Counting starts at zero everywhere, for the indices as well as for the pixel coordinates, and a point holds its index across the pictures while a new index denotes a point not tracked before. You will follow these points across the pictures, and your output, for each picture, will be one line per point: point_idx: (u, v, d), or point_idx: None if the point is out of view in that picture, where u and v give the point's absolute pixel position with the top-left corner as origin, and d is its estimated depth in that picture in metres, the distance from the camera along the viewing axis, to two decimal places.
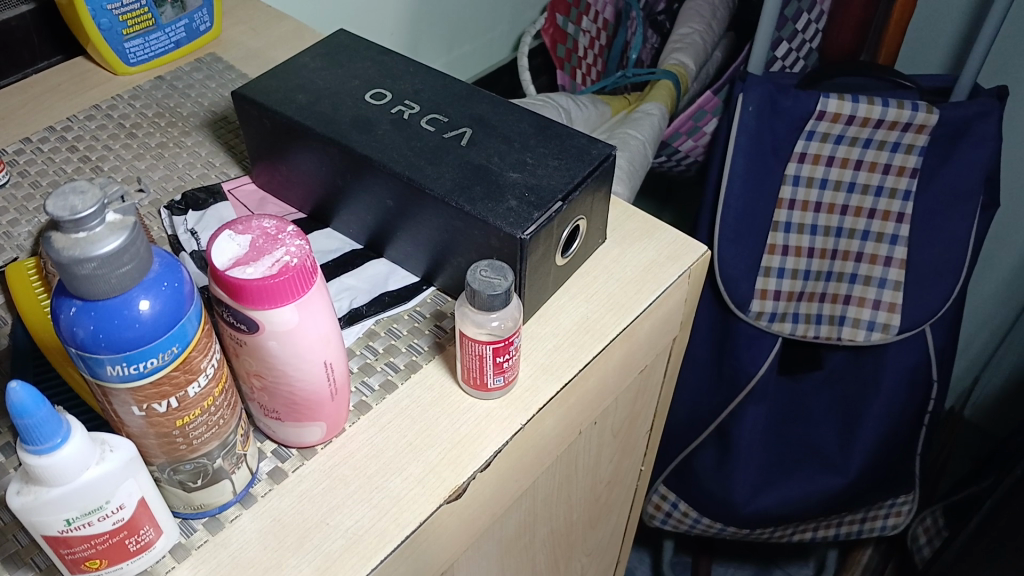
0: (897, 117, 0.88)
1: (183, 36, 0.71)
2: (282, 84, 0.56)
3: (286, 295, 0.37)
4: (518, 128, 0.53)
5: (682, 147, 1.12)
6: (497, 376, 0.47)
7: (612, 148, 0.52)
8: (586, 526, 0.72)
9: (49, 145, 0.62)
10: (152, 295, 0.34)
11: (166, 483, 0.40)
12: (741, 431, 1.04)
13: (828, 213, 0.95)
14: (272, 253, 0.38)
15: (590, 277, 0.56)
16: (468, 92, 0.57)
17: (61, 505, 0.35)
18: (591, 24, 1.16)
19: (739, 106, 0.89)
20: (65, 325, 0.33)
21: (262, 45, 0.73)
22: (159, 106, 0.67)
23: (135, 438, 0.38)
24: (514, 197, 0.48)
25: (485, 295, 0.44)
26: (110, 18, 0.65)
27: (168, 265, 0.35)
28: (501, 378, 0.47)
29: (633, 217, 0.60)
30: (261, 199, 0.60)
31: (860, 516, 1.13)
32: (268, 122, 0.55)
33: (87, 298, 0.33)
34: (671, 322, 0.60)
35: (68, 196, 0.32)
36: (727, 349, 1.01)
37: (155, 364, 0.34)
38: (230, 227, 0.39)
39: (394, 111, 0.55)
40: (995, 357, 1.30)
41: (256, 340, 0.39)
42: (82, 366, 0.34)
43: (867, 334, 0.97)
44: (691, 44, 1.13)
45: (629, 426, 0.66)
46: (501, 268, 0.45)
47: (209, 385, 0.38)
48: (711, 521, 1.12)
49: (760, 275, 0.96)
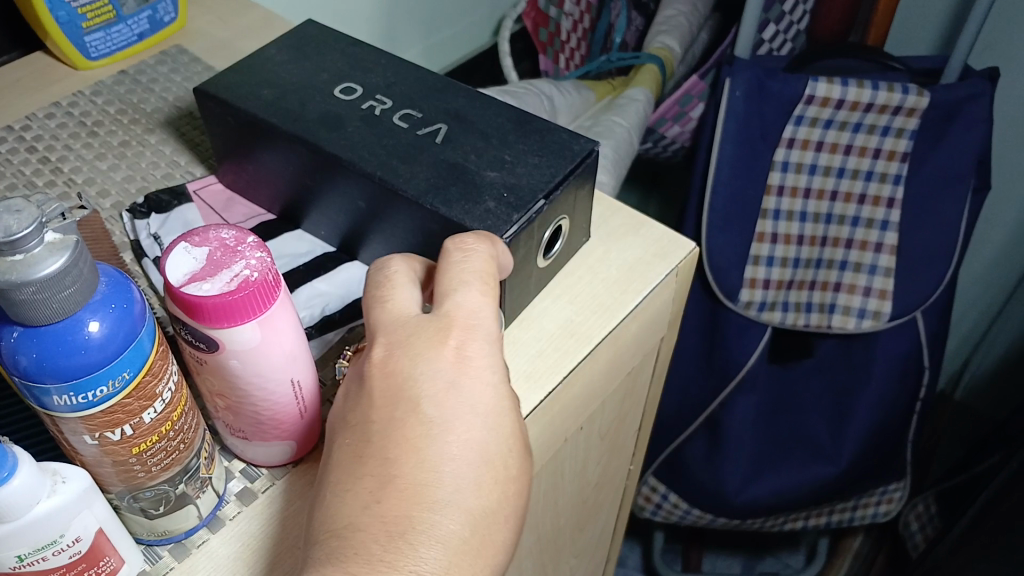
0: (886, 101, 0.86)
1: (147, 27, 0.68)
2: (247, 79, 0.54)
3: (245, 312, 0.35)
4: (496, 123, 0.51)
5: (669, 133, 1.09)
6: None
7: (596, 143, 0.50)
8: (574, 530, 0.70)
9: (7, 146, 0.59)
10: (99, 318, 0.31)
11: (126, 511, 0.38)
12: (732, 421, 1.02)
13: (817, 199, 0.92)
14: (231, 267, 0.35)
15: (574, 277, 0.54)
16: (443, 86, 0.54)
17: (10, 542, 0.32)
18: (574, 7, 1.13)
19: (726, 91, 0.88)
20: (6, 352, 0.31)
21: (230, 36, 0.70)
22: (122, 102, 0.64)
23: (89, 467, 0.35)
24: (492, 198, 0.46)
25: None
26: (68, 10, 0.62)
27: (117, 284, 0.33)
28: None
29: (618, 213, 0.58)
30: (228, 200, 0.57)
31: (852, 503, 1.11)
32: (232, 119, 0.52)
33: (28, 323, 0.31)
34: (659, 321, 0.58)
35: (2, 215, 0.29)
36: (717, 339, 0.99)
37: (105, 391, 0.32)
38: (186, 239, 0.37)
39: (365, 106, 0.52)
40: (986, 340, 1.28)
41: (217, 359, 0.37)
42: (27, 394, 0.32)
43: (858, 322, 0.94)
44: (676, 26, 1.10)
45: (616, 428, 0.64)
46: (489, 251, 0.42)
47: (167, 410, 0.36)
48: (702, 512, 1.10)
49: (749, 264, 0.94)
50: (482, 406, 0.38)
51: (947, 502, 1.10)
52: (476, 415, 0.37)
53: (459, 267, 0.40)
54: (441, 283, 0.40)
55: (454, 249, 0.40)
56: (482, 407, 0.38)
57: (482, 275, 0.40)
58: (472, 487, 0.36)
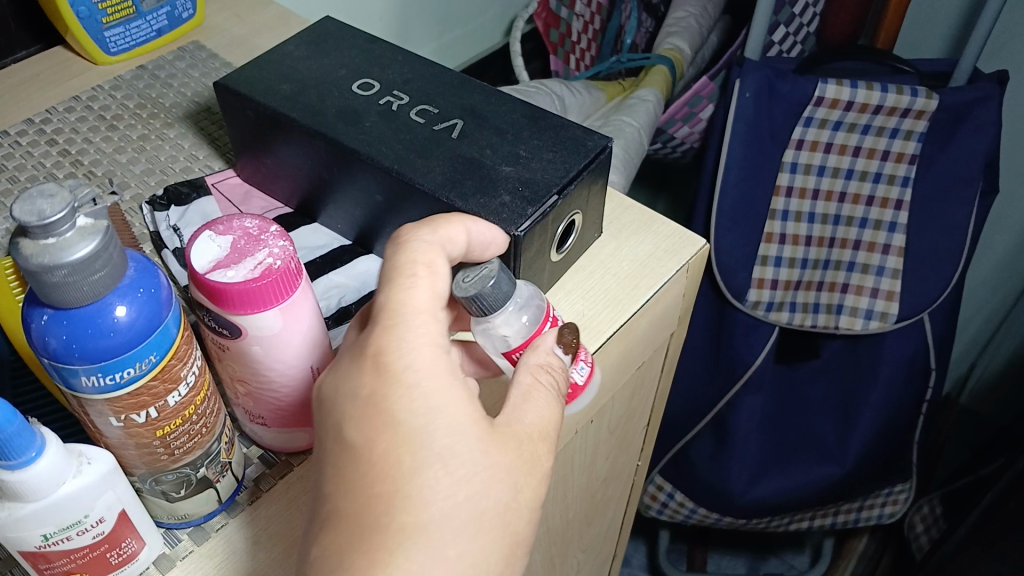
0: (896, 103, 0.87)
1: (166, 23, 0.69)
2: (266, 74, 0.54)
3: (267, 298, 0.36)
4: (510, 119, 0.52)
5: (678, 133, 1.10)
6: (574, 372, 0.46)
7: (609, 140, 0.51)
8: (582, 523, 0.71)
9: (28, 138, 0.60)
10: (127, 302, 0.32)
11: (148, 493, 0.39)
12: (739, 421, 1.03)
13: (826, 200, 0.93)
14: (255, 255, 0.36)
15: (585, 272, 0.54)
16: (459, 82, 0.55)
17: (37, 521, 0.33)
18: (585, 8, 1.13)
19: (736, 93, 0.88)
20: (36, 334, 0.32)
21: (247, 32, 0.71)
22: (140, 96, 0.65)
23: (113, 449, 0.36)
24: (507, 192, 0.47)
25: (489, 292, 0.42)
26: (89, 6, 0.63)
27: (145, 270, 0.34)
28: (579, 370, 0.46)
29: (630, 209, 0.59)
30: (246, 193, 0.58)
31: (857, 504, 1.12)
32: (251, 113, 0.53)
33: (59, 306, 0.31)
34: (669, 317, 0.59)
35: (36, 199, 0.30)
36: (724, 339, 1.00)
37: (132, 373, 0.33)
38: (211, 227, 0.38)
39: (382, 102, 0.53)
40: (992, 344, 1.28)
41: (239, 345, 0.38)
42: (55, 376, 0.33)
43: (865, 323, 0.95)
44: (687, 28, 1.11)
45: (626, 423, 0.65)
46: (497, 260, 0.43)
47: (190, 394, 0.37)
48: (707, 511, 1.11)
49: (757, 264, 0.95)
50: (426, 386, 0.37)
51: (952, 504, 1.10)
52: (420, 398, 0.37)
53: (401, 261, 0.40)
54: (385, 277, 0.40)
55: (398, 246, 0.40)
56: (426, 388, 0.37)
57: (419, 259, 0.40)
58: (429, 471, 0.36)
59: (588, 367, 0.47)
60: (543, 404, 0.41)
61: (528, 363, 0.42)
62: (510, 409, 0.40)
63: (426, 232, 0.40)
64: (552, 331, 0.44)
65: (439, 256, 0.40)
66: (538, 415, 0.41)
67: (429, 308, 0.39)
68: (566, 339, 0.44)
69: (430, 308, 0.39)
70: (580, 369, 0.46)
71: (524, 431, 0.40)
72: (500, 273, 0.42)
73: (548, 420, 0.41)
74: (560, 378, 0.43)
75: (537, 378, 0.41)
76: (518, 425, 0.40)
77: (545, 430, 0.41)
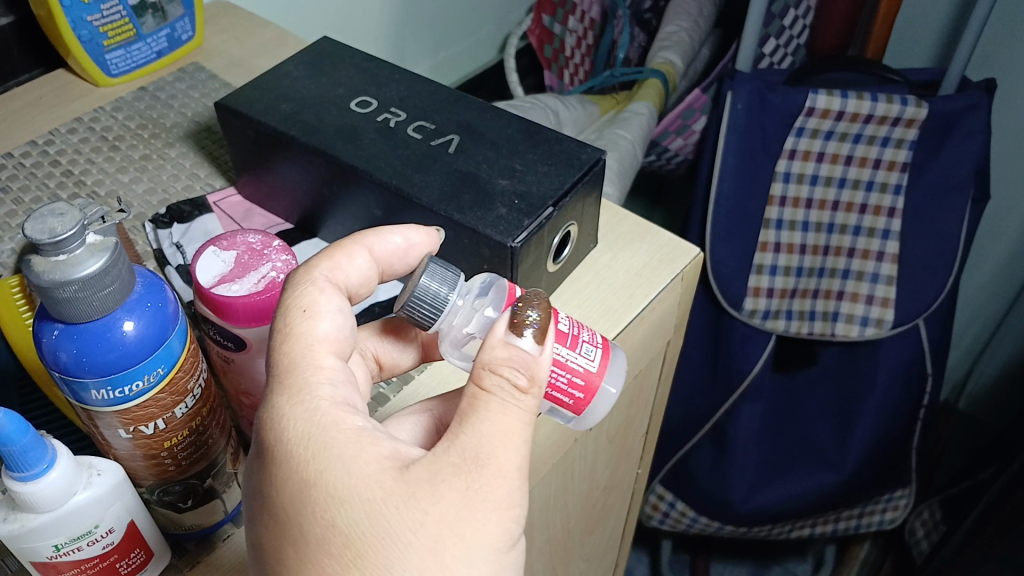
0: (886, 112, 0.88)
1: (165, 45, 0.70)
2: (266, 93, 0.56)
3: (271, 310, 0.38)
4: (506, 134, 0.53)
5: (672, 146, 1.11)
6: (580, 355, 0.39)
7: (602, 153, 0.52)
8: (583, 532, 0.71)
9: (31, 160, 0.61)
10: (135, 317, 0.33)
11: (156, 504, 0.40)
12: (738, 429, 1.04)
13: (819, 209, 0.94)
14: (259, 269, 0.39)
15: (582, 283, 0.55)
16: (454, 99, 0.56)
17: (48, 531, 0.34)
18: (577, 24, 1.15)
19: (728, 104, 0.90)
20: (47, 348, 0.33)
21: (245, 53, 0.73)
22: (142, 117, 0.66)
23: (122, 460, 0.37)
24: (503, 205, 0.48)
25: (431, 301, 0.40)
26: (90, 30, 0.63)
27: (152, 285, 0.35)
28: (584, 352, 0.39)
29: (624, 220, 0.60)
30: (247, 210, 0.59)
31: (857, 511, 1.12)
32: (252, 132, 0.54)
33: (70, 321, 0.32)
34: (665, 325, 0.60)
35: (47, 218, 0.31)
36: (722, 348, 1.00)
37: (140, 386, 0.34)
38: (215, 244, 0.40)
39: (380, 119, 0.54)
40: (987, 351, 1.28)
41: (243, 356, 0.40)
42: (66, 389, 0.34)
43: (861, 330, 0.95)
44: (678, 42, 1.13)
45: (625, 431, 0.66)
46: (427, 259, 0.41)
47: (196, 406, 0.37)
48: (709, 520, 1.11)
49: (753, 273, 0.95)
50: (318, 424, 0.34)
51: (952, 509, 1.11)
52: (312, 440, 0.34)
53: (287, 316, 0.37)
54: (274, 337, 0.37)
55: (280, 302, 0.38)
56: (319, 426, 0.34)
57: (306, 289, 0.37)
58: (340, 522, 0.33)
59: (599, 347, 0.40)
60: (493, 410, 0.34)
61: (475, 363, 0.35)
62: (452, 429, 0.35)
63: (313, 263, 0.39)
64: (509, 316, 0.36)
65: (331, 284, 0.38)
66: (485, 424, 0.34)
67: (321, 338, 0.36)
68: (530, 321, 0.36)
69: (323, 338, 0.36)
70: (585, 351, 0.39)
71: (461, 448, 0.34)
72: (428, 270, 0.40)
73: (505, 429, 0.34)
74: (525, 369, 0.35)
75: (487, 379, 0.35)
76: (453, 445, 0.34)
77: (503, 444, 0.34)
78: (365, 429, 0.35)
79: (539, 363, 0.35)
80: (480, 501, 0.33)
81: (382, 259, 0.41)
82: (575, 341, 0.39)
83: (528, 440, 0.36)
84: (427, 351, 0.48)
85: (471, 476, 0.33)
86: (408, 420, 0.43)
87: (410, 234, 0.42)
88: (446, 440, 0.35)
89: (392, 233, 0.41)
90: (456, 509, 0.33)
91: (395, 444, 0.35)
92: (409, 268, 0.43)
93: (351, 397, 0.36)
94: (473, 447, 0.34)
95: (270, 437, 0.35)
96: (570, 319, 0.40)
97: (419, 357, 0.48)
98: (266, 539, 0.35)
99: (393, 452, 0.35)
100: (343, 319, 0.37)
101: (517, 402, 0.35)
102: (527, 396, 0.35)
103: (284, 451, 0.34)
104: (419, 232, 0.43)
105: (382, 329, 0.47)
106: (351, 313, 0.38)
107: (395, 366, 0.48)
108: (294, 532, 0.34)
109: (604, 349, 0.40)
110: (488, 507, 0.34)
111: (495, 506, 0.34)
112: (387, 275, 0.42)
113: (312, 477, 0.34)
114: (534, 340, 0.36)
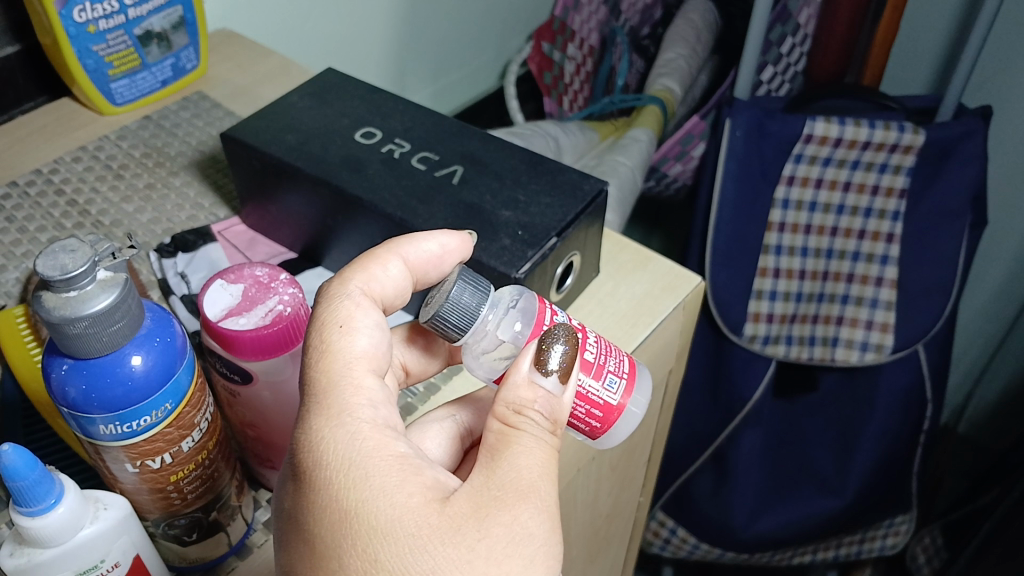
0: (883, 139, 0.89)
1: (170, 75, 0.70)
2: (272, 124, 0.56)
3: (276, 345, 0.38)
4: (509, 165, 0.53)
5: (671, 171, 1.12)
6: (607, 379, 0.40)
7: (605, 183, 0.52)
8: (586, 560, 0.72)
9: (36, 188, 0.61)
10: (144, 351, 0.33)
11: (161, 538, 0.40)
12: (739, 455, 1.03)
13: (818, 234, 0.94)
14: (265, 303, 0.39)
15: (584, 311, 0.55)
16: (458, 129, 0.57)
17: (55, 566, 0.34)
18: (577, 51, 1.17)
19: (727, 131, 0.91)
20: (56, 384, 0.33)
21: (249, 82, 0.73)
22: (147, 146, 0.67)
23: (129, 494, 0.38)
24: (507, 236, 0.48)
25: (455, 319, 0.40)
26: (95, 59, 0.64)
27: (160, 320, 0.35)
28: (614, 379, 0.41)
29: (626, 249, 0.60)
30: (250, 239, 0.60)
31: (859, 537, 1.12)
32: (257, 162, 0.55)
33: (79, 356, 0.32)
34: (667, 353, 0.60)
35: (58, 254, 0.31)
36: (722, 373, 1.00)
37: (147, 421, 0.34)
38: (222, 277, 0.41)
39: (384, 150, 0.54)
40: (985, 375, 1.28)
41: (248, 390, 0.40)
42: (74, 424, 0.34)
43: (860, 355, 0.94)
44: (677, 68, 1.13)
45: (627, 460, 0.66)
46: (458, 270, 0.42)
47: (202, 440, 0.38)
48: (710, 547, 1.11)
49: (752, 298, 0.95)
50: (360, 450, 0.34)
51: (953, 534, 1.11)
52: (354, 468, 0.34)
53: (324, 332, 0.37)
54: (309, 352, 0.37)
55: (318, 320, 0.38)
56: (361, 453, 0.34)
57: (342, 303, 0.38)
58: (383, 557, 0.33)
59: (624, 377, 0.41)
60: (526, 445, 0.36)
61: (501, 401, 0.37)
62: (485, 465, 0.36)
63: (348, 274, 0.39)
64: (534, 351, 0.38)
65: (366, 296, 0.39)
66: (520, 459, 0.36)
67: (358, 355, 0.37)
68: (553, 359, 0.38)
69: (359, 356, 0.37)
70: (610, 382, 0.40)
71: (502, 482, 0.35)
72: (460, 283, 0.41)
73: (539, 465, 0.36)
74: (549, 410, 0.37)
75: (515, 417, 0.37)
76: (493, 479, 0.35)
77: (540, 477, 0.36)
78: (408, 457, 0.35)
79: (561, 403, 0.38)
80: (526, 538, 0.34)
81: (417, 267, 0.42)
82: (601, 371, 0.40)
83: (555, 479, 0.37)
84: (451, 356, 0.49)
85: (516, 511, 0.35)
86: (437, 431, 0.45)
87: (445, 240, 0.43)
88: (484, 473, 0.36)
89: (427, 240, 0.42)
90: (503, 545, 0.34)
91: (435, 473, 0.36)
92: (443, 276, 0.43)
93: (389, 418, 0.36)
94: (513, 482, 0.35)
95: (310, 460, 0.35)
96: (599, 344, 0.41)
97: (443, 362, 0.49)
98: (300, 567, 0.35)
99: (435, 482, 0.35)
100: (379, 335, 0.38)
101: (545, 438, 0.37)
102: (552, 433, 0.38)
103: (323, 478, 0.34)
104: (454, 237, 0.43)
105: (411, 334, 0.48)
106: (387, 326, 0.38)
107: (422, 372, 0.48)
108: (334, 563, 0.34)
109: (629, 379, 0.41)
110: (533, 543, 0.34)
111: (541, 541, 0.35)
112: (420, 283, 0.43)
113: (354, 507, 0.34)
114: (558, 380, 0.38)
